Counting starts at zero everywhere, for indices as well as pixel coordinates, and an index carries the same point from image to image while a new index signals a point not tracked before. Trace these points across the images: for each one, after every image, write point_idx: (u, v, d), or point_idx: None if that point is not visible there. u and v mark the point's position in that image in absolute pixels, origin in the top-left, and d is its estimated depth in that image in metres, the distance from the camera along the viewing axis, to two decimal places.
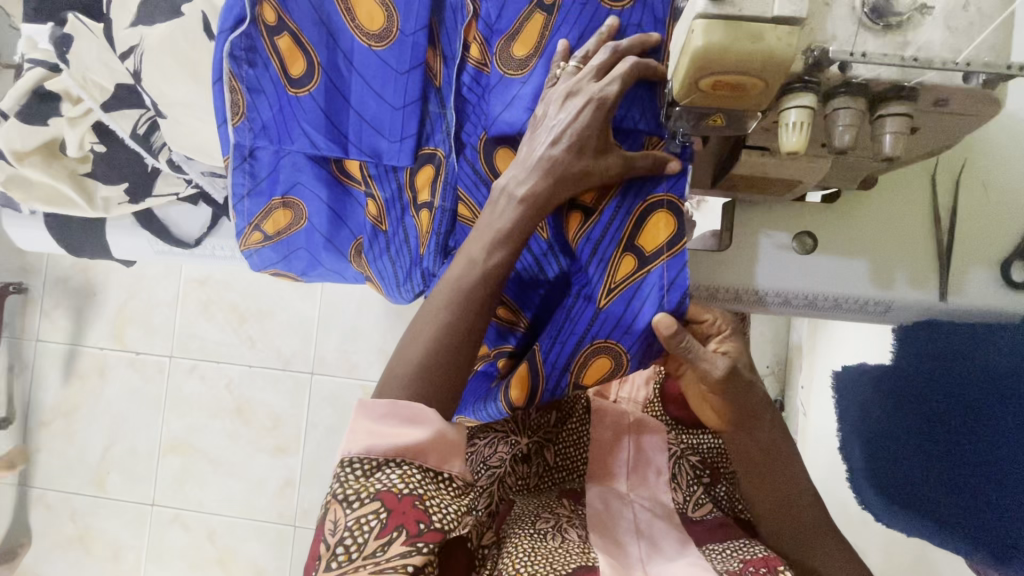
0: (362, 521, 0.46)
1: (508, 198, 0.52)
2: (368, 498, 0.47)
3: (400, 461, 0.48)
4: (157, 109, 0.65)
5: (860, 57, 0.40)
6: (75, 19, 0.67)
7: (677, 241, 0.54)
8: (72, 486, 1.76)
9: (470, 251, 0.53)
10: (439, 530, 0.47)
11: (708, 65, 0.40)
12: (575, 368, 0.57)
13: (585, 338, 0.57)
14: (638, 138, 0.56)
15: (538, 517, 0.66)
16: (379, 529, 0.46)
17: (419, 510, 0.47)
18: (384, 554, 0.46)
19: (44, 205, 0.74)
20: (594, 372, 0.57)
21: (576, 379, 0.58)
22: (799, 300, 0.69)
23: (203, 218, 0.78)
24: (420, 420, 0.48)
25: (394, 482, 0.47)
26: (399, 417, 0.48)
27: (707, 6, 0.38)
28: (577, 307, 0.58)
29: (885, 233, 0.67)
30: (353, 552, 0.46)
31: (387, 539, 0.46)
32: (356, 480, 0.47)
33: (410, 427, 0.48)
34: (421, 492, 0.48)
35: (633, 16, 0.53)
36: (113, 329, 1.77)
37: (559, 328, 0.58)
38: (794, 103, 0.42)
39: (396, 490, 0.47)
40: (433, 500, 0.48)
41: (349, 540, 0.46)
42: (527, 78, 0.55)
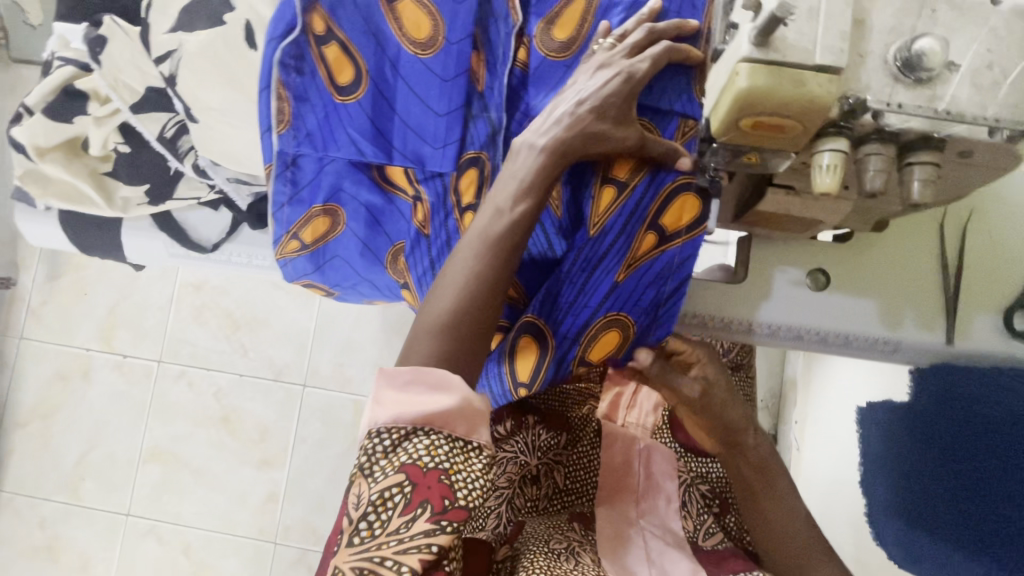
0: (386, 495, 0.44)
1: (531, 147, 0.53)
2: (393, 471, 0.45)
3: (428, 430, 0.46)
4: (188, 113, 0.65)
5: (895, 107, 0.43)
6: (111, 20, 0.67)
7: (696, 226, 0.57)
8: (44, 492, 1.69)
9: (497, 200, 0.52)
10: (462, 509, 0.45)
11: (750, 105, 0.42)
12: (584, 341, 0.58)
13: (597, 311, 0.58)
14: (672, 126, 0.57)
15: (550, 538, 0.65)
16: (403, 505, 0.44)
17: (445, 485, 0.44)
18: (408, 530, 0.44)
19: (59, 202, 0.73)
20: (603, 347, 0.58)
21: (583, 353, 0.58)
22: (810, 336, 0.70)
23: (223, 223, 0.76)
24: (445, 388, 0.47)
25: (420, 454, 0.45)
26: (424, 383, 0.47)
27: (752, 50, 0.40)
28: (593, 280, 0.57)
29: (893, 276, 0.69)
30: (377, 528, 0.44)
31: (411, 515, 0.44)
32: (380, 450, 0.46)
33: (436, 394, 0.47)
34: (448, 467, 0.45)
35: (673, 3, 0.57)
36: (102, 330, 1.73)
37: (572, 301, 0.58)
38: (827, 146, 0.44)
39: (421, 463, 0.45)
40: (460, 475, 0.45)
41: (373, 515, 0.44)
42: (571, 62, 0.57)
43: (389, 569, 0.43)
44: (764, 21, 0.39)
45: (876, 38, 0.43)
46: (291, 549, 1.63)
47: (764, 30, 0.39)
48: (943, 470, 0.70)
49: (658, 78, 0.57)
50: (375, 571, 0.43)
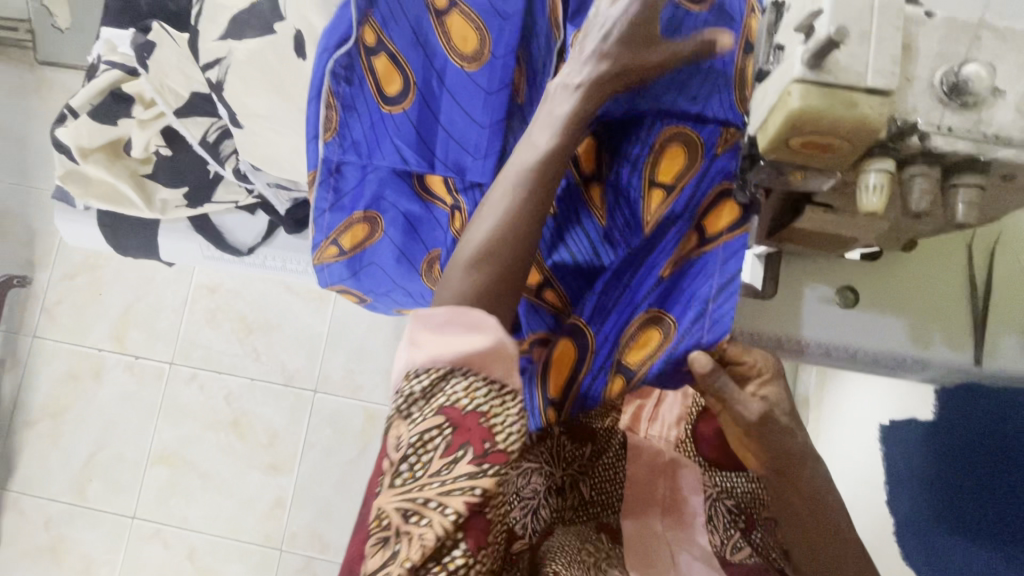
0: (425, 437, 0.44)
1: (565, 87, 0.54)
2: (432, 413, 0.45)
3: (466, 371, 0.46)
4: (233, 119, 0.66)
5: (945, 130, 0.44)
6: (160, 27, 0.69)
7: (738, 227, 0.56)
8: (50, 492, 1.68)
9: (532, 137, 0.53)
10: (501, 452, 0.44)
11: (800, 125, 0.43)
12: (623, 342, 0.58)
13: (640, 306, 0.59)
14: (711, 138, 0.58)
15: (581, 548, 0.66)
16: (444, 446, 0.44)
17: (483, 428, 0.44)
18: (450, 472, 0.44)
19: (99, 202, 0.74)
20: (641, 348, 0.57)
21: (619, 356, 0.58)
22: (839, 352, 0.71)
23: (260, 226, 0.76)
24: (480, 328, 0.47)
25: (457, 396, 0.45)
26: (461, 323, 0.47)
27: (804, 72, 0.41)
28: (639, 276, 0.60)
29: (922, 295, 0.70)
30: (418, 469, 0.44)
31: (452, 457, 0.44)
32: (417, 393, 0.46)
33: (473, 334, 0.47)
34: (485, 409, 0.45)
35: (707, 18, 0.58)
36: (115, 330, 1.73)
37: (617, 300, 0.61)
38: (874, 166, 0.45)
39: (460, 405, 0.45)
40: (497, 419, 0.45)
41: (414, 457, 0.44)
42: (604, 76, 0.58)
43: (432, 510, 0.43)
44: (820, 44, 0.40)
45: (922, 62, 0.45)
46: (296, 557, 1.62)
47: (819, 52, 0.41)
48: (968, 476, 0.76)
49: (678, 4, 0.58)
50: (419, 511, 0.43)
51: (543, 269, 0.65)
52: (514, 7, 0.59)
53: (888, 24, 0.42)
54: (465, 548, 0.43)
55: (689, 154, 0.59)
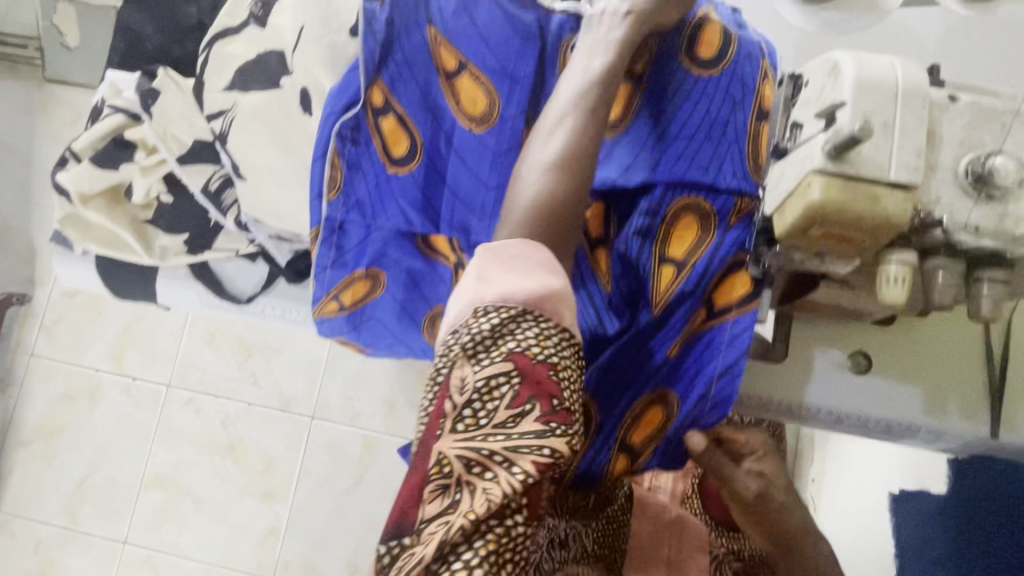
0: (492, 384, 0.41)
1: (612, 15, 0.54)
2: (499, 359, 0.42)
3: (537, 317, 0.43)
4: (236, 170, 0.65)
5: (972, 231, 0.42)
6: (166, 74, 0.69)
7: (749, 301, 0.56)
8: (42, 515, 1.65)
9: (583, 62, 0.52)
10: (567, 411, 0.42)
11: (821, 217, 0.41)
12: (625, 423, 0.59)
13: (646, 384, 0.59)
14: (726, 208, 0.56)
15: None
16: (511, 397, 0.41)
17: (554, 381, 0.42)
18: (516, 425, 0.41)
19: (98, 247, 0.73)
20: (645, 428, 0.59)
21: (625, 435, 0.60)
22: (851, 420, 0.69)
23: (259, 275, 0.74)
24: (552, 269, 0.45)
25: (527, 343, 0.42)
26: (532, 261, 0.44)
27: (824, 164, 0.40)
28: (646, 353, 0.59)
29: (937, 363, 0.68)
30: (482, 418, 0.41)
31: (519, 410, 0.41)
32: (485, 334, 0.43)
33: (545, 274, 0.44)
34: (555, 361, 0.42)
35: (722, 80, 0.57)
36: (113, 351, 1.71)
37: (623, 375, 0.59)
38: (896, 258, 0.43)
39: (531, 353, 0.42)
40: (566, 374, 0.43)
41: (478, 404, 0.41)
42: (617, 142, 0.58)
43: (498, 465, 0.40)
44: (842, 138, 0.39)
45: (945, 150, 0.43)
46: None
47: (840, 145, 0.40)
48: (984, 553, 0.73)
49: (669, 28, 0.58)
50: (483, 464, 0.39)
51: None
52: (526, 66, 0.57)
53: (911, 114, 0.41)
54: (526, 512, 0.40)
55: (702, 226, 0.57)
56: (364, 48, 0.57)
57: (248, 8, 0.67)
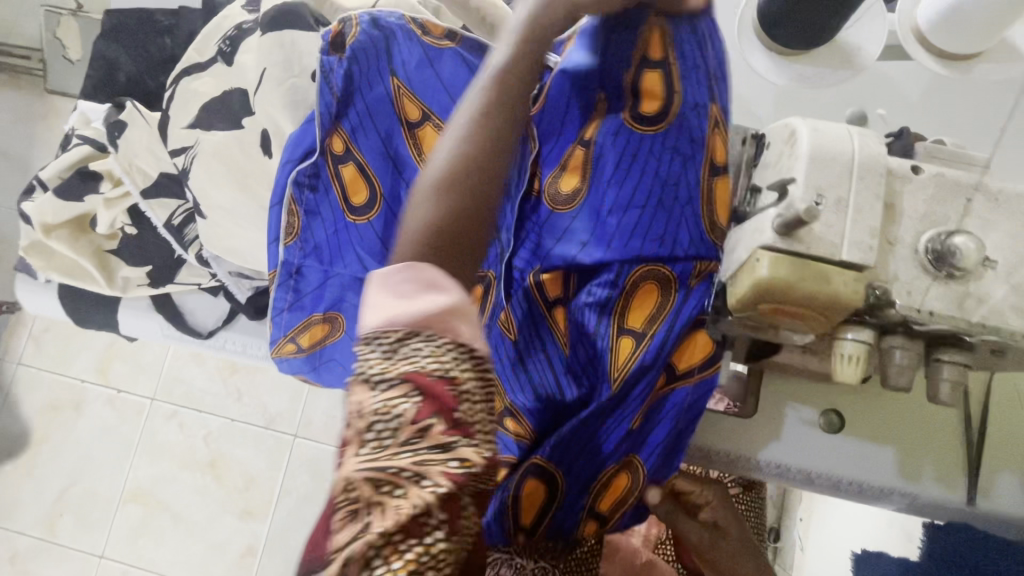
0: (390, 404, 0.36)
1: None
2: (396, 379, 0.36)
3: (425, 333, 0.37)
4: (197, 208, 0.65)
5: (926, 314, 0.40)
6: (132, 106, 0.69)
7: (710, 365, 0.54)
8: (20, 526, 1.65)
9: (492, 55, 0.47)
10: (477, 421, 0.37)
11: (771, 294, 0.40)
12: (594, 491, 0.56)
13: (610, 455, 0.55)
14: (686, 271, 0.54)
15: None
16: (413, 414, 0.36)
17: (459, 395, 0.36)
18: (423, 445, 0.35)
19: (60, 275, 0.72)
20: (613, 493, 0.56)
21: (593, 503, 0.56)
22: (820, 478, 0.67)
23: (220, 310, 0.73)
24: (439, 287, 0.38)
25: (427, 355, 0.37)
26: (416, 281, 0.38)
27: (772, 240, 0.39)
28: (608, 426, 0.55)
29: (914, 424, 0.66)
30: (384, 441, 0.35)
31: (422, 426, 0.35)
32: (377, 356, 0.37)
33: (430, 293, 0.38)
34: (460, 374, 0.37)
35: (677, 141, 0.54)
36: (99, 363, 1.71)
37: (582, 446, 0.56)
38: (851, 335, 0.41)
39: (429, 369, 0.36)
40: (474, 380, 0.38)
41: (380, 427, 0.35)
42: (576, 214, 0.57)
43: (409, 484, 0.34)
44: (789, 218, 0.38)
45: (906, 225, 0.42)
46: None
47: (788, 223, 0.38)
48: None
49: (607, 46, 0.57)
50: (392, 482, 0.34)
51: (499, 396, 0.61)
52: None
53: (868, 190, 0.40)
54: (450, 531, 0.34)
55: (662, 293, 0.55)
56: (321, 99, 0.56)
57: (217, 44, 0.66)
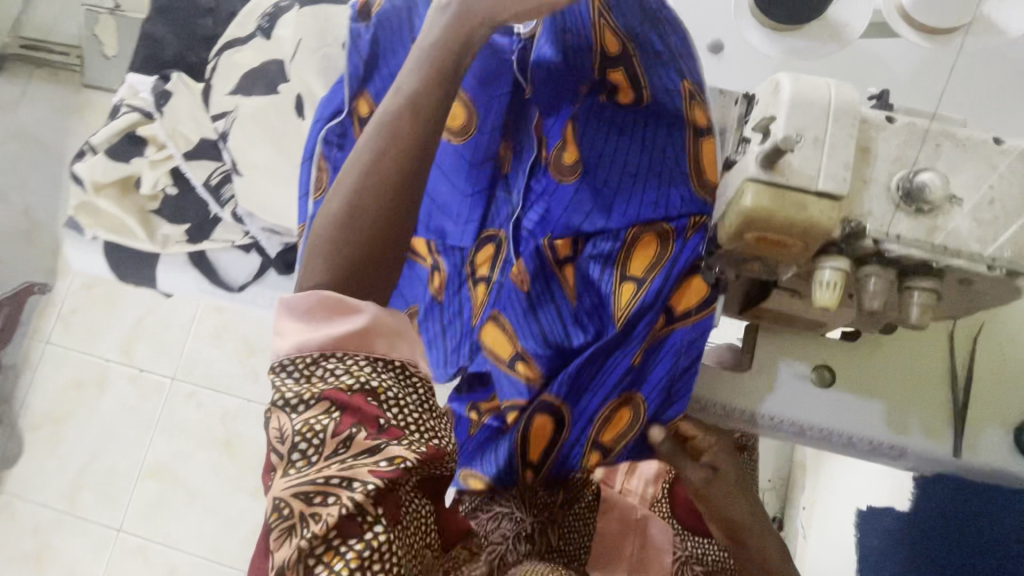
0: (311, 422, 0.46)
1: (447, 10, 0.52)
2: (315, 400, 0.47)
3: (336, 355, 0.48)
4: (235, 167, 0.71)
5: (894, 238, 0.44)
6: (179, 78, 0.76)
7: (707, 305, 0.58)
8: (42, 498, 1.71)
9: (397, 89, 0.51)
10: (395, 427, 0.48)
11: (754, 222, 0.44)
12: (598, 423, 0.62)
13: (612, 391, 0.61)
14: (681, 223, 0.60)
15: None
16: (334, 427, 0.46)
17: (374, 406, 0.47)
18: (348, 451, 0.46)
19: (106, 232, 0.78)
20: (614, 428, 0.62)
21: (597, 435, 0.62)
22: (813, 432, 0.70)
23: (251, 266, 0.78)
24: (351, 312, 0.47)
25: (342, 377, 0.47)
26: (326, 309, 0.47)
27: (756, 173, 0.43)
28: (612, 362, 0.60)
29: (902, 380, 0.69)
30: (313, 454, 0.46)
31: (344, 436, 0.46)
32: (296, 382, 0.48)
33: (341, 318, 0.47)
34: (373, 387, 0.48)
35: (657, 126, 0.61)
36: (123, 343, 1.78)
37: (588, 382, 0.61)
38: (829, 264, 0.46)
39: (345, 387, 0.47)
40: (389, 394, 0.49)
41: (304, 444, 0.46)
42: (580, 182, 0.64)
43: (338, 490, 0.45)
44: (768, 149, 0.42)
45: (879, 166, 0.46)
46: None
47: (768, 155, 0.42)
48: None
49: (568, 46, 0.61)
50: (323, 491, 0.45)
51: (513, 342, 0.66)
52: (503, 87, 0.69)
53: (843, 130, 0.44)
54: (385, 521, 0.46)
55: (660, 245, 0.60)
56: (349, 62, 0.62)
57: (256, 20, 0.73)
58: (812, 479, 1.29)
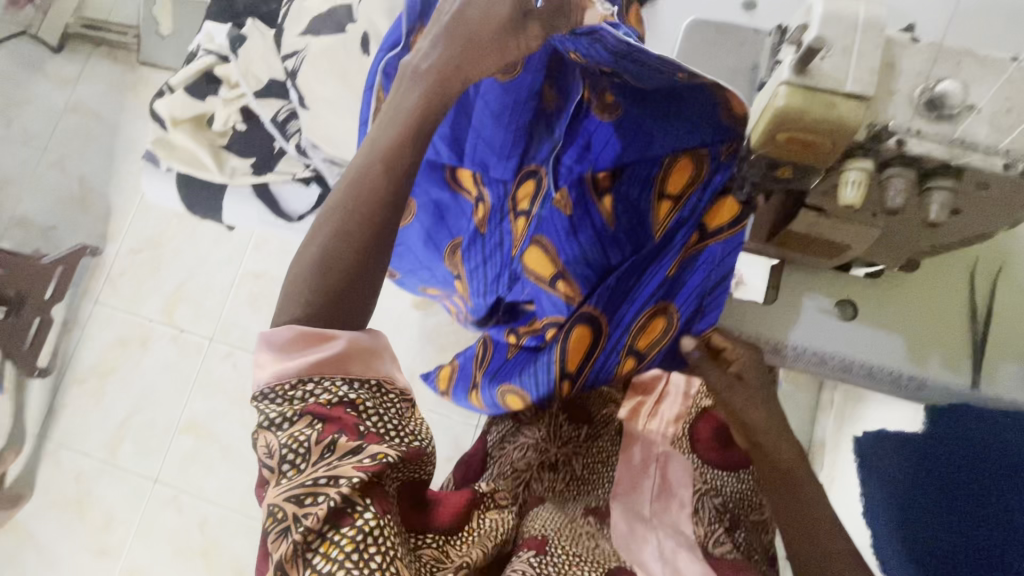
0: (296, 435, 0.50)
1: (415, 70, 0.61)
2: (299, 416, 0.51)
3: (315, 378, 0.52)
4: (301, 102, 0.82)
5: (914, 133, 0.49)
6: (254, 25, 0.88)
7: (738, 224, 0.62)
8: (86, 447, 1.80)
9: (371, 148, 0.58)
10: (375, 432, 0.53)
11: (785, 121, 0.49)
12: (634, 330, 0.69)
13: (648, 300, 0.68)
14: (715, 147, 0.63)
15: (575, 521, 0.75)
16: (317, 436, 0.51)
17: (353, 414, 0.52)
18: (333, 456, 0.50)
19: (180, 164, 0.87)
20: (650, 335, 0.68)
21: (632, 342, 0.70)
22: (835, 362, 0.73)
23: (310, 197, 0.86)
24: (328, 338, 0.53)
25: (322, 395, 0.52)
26: (303, 338, 0.52)
27: (790, 75, 0.47)
28: (649, 273, 0.68)
29: (923, 314, 0.72)
30: (300, 463, 0.50)
31: (326, 442, 0.50)
32: (280, 403, 0.52)
33: (319, 344, 0.52)
34: (351, 399, 0.53)
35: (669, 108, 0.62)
36: (166, 304, 1.87)
37: (628, 291, 0.69)
38: (855, 165, 0.50)
39: (324, 402, 0.52)
40: (367, 404, 0.53)
41: (291, 454, 0.50)
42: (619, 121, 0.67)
43: (326, 488, 0.49)
44: (802, 51, 0.46)
45: (904, 77, 0.49)
46: None
47: (802, 58, 0.47)
48: (941, 511, 0.83)
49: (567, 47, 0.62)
50: (312, 492, 0.49)
51: (555, 262, 0.73)
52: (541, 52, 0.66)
53: (871, 38, 0.48)
54: (378, 513, 0.49)
55: (696, 168, 0.65)
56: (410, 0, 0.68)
57: None
58: (831, 454, 1.30)
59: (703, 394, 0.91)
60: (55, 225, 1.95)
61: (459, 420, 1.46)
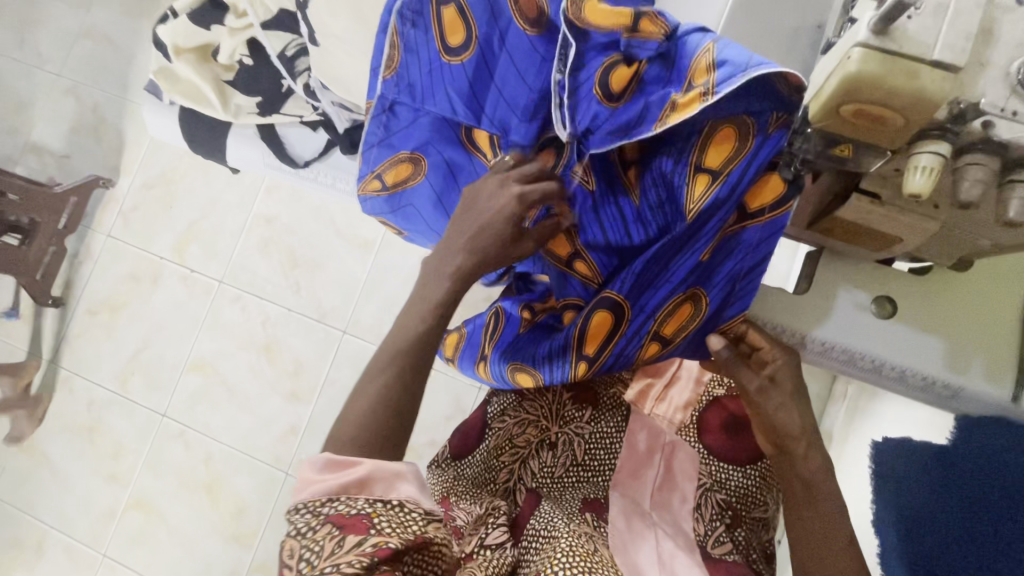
0: (317, 538, 0.53)
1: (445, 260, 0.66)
2: (321, 523, 0.54)
3: (340, 497, 0.55)
4: (312, 38, 0.77)
5: (1008, 114, 0.42)
6: None
7: (784, 204, 0.57)
8: (98, 377, 1.84)
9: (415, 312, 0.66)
10: (385, 533, 0.53)
11: (857, 91, 0.42)
12: (659, 317, 0.63)
13: (678, 287, 0.62)
14: (764, 117, 0.55)
15: (571, 521, 0.70)
16: (331, 538, 0.53)
17: (367, 520, 0.54)
18: (343, 555, 0.51)
19: (182, 98, 0.90)
20: (677, 320, 0.63)
21: (658, 328, 0.64)
22: (862, 361, 0.67)
23: (318, 143, 0.90)
24: (352, 468, 0.57)
25: (343, 506, 0.55)
26: (334, 469, 0.57)
27: (869, 36, 0.40)
28: (678, 261, 0.61)
29: (969, 317, 0.66)
30: (314, 562, 0.52)
31: (340, 543, 0.52)
32: (308, 513, 0.55)
33: (347, 475, 0.56)
34: (369, 510, 0.55)
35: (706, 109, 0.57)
36: (177, 242, 1.85)
37: (651, 281, 0.63)
38: (927, 149, 0.44)
39: (345, 511, 0.55)
40: (382, 515, 0.55)
41: (309, 555, 0.52)
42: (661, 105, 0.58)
43: None
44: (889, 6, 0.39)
45: (1001, 49, 0.42)
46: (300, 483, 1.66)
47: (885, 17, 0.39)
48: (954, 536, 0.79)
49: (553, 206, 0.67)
50: None
51: (572, 241, 0.69)
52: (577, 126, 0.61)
53: None
54: None
55: (739, 139, 0.56)
56: None
57: None
58: (838, 445, 1.27)
59: (716, 382, 0.87)
60: (69, 154, 1.93)
61: (464, 381, 1.45)
